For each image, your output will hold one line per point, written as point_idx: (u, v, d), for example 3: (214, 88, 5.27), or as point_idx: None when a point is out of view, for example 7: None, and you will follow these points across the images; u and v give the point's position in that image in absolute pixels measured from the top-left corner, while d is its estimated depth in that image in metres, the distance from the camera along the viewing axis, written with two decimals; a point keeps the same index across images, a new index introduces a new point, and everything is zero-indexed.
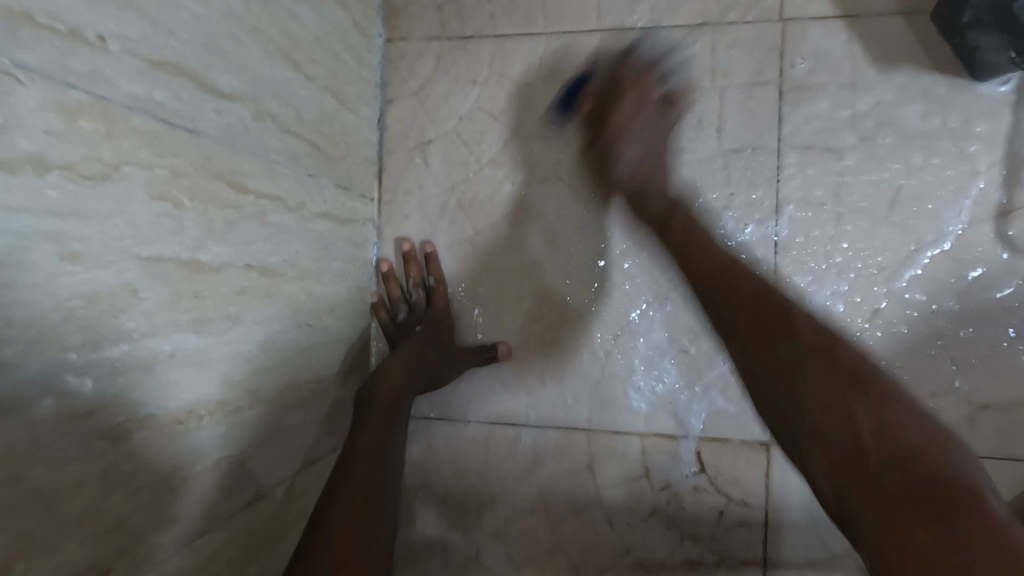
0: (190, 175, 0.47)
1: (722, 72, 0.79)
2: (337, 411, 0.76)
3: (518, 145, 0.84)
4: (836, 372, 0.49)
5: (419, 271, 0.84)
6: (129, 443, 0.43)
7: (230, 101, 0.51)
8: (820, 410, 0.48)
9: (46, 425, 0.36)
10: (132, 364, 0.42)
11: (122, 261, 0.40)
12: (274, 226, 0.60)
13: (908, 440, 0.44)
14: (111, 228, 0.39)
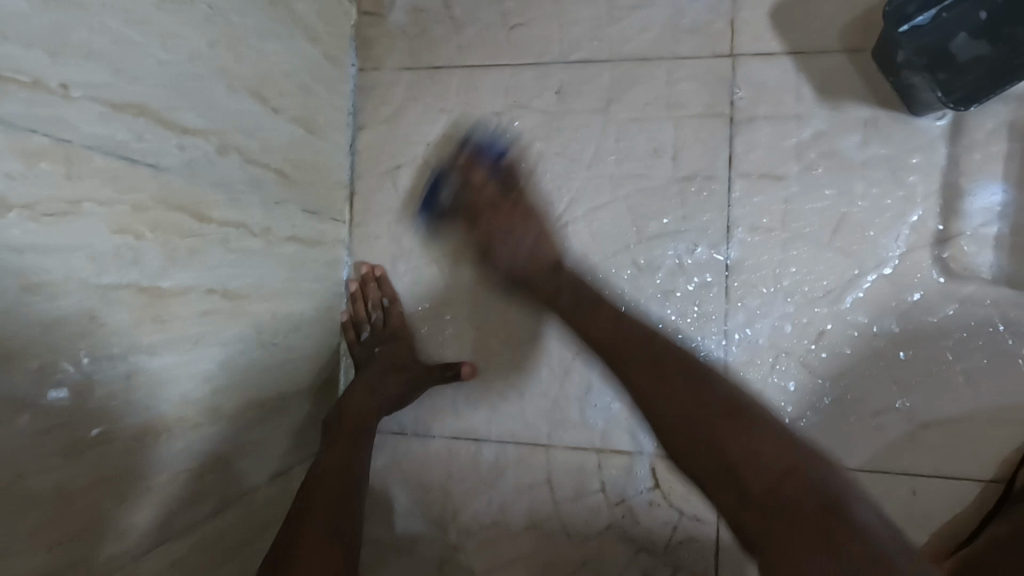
0: (151, 208, 0.50)
1: (676, 104, 0.83)
2: (304, 429, 0.79)
3: (484, 170, 0.87)
4: (719, 405, 0.54)
5: (385, 291, 0.88)
6: (85, 458, 0.46)
7: (194, 137, 0.55)
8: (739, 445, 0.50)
9: (5, 443, 0.39)
10: (90, 384, 0.45)
11: (81, 291, 0.44)
12: (239, 251, 0.63)
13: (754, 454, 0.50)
14: (71, 261, 0.43)
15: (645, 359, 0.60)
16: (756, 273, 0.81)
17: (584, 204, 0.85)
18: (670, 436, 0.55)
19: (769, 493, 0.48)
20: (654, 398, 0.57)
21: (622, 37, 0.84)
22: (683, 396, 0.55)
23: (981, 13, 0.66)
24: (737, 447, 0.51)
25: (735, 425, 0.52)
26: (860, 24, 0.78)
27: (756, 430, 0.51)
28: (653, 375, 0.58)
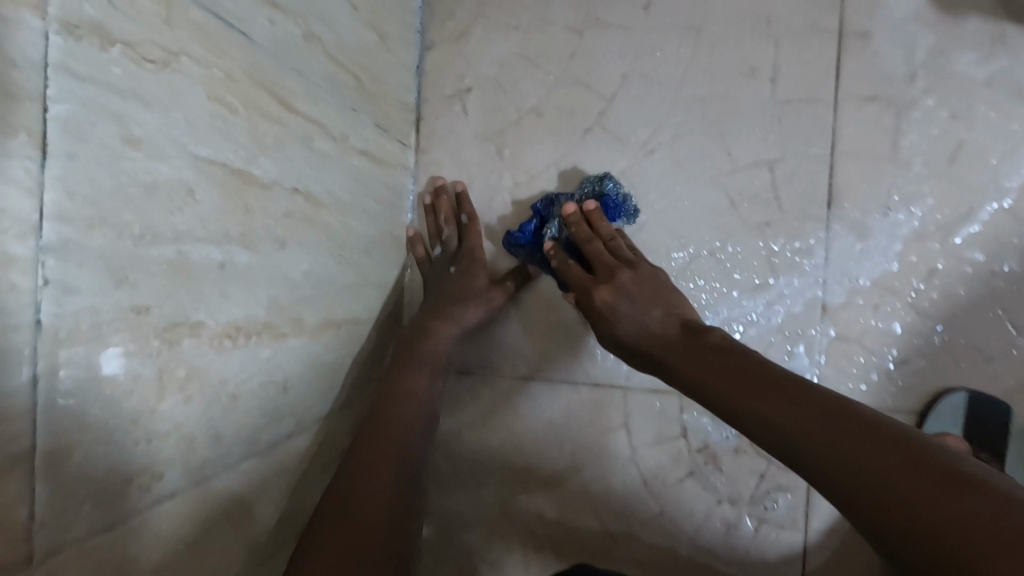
0: (243, 82, 0.45)
1: (777, 19, 0.76)
2: (370, 359, 0.75)
3: (560, 94, 0.81)
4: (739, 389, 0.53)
5: (451, 208, 0.81)
6: (184, 349, 0.40)
7: (281, 12, 0.50)
8: (872, 460, 0.43)
9: (108, 313, 0.34)
10: (188, 264, 0.40)
11: (179, 158, 0.39)
12: (319, 154, 0.58)
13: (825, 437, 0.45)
14: (170, 121, 0.38)
15: (732, 371, 0.54)
16: (860, 205, 0.74)
17: (670, 129, 0.78)
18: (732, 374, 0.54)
19: (898, 475, 0.41)
20: (765, 412, 0.50)
21: None
22: (718, 374, 0.55)
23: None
24: (812, 406, 0.48)
25: (859, 422, 0.45)
26: None
27: (921, 443, 0.43)
28: (736, 375, 0.53)
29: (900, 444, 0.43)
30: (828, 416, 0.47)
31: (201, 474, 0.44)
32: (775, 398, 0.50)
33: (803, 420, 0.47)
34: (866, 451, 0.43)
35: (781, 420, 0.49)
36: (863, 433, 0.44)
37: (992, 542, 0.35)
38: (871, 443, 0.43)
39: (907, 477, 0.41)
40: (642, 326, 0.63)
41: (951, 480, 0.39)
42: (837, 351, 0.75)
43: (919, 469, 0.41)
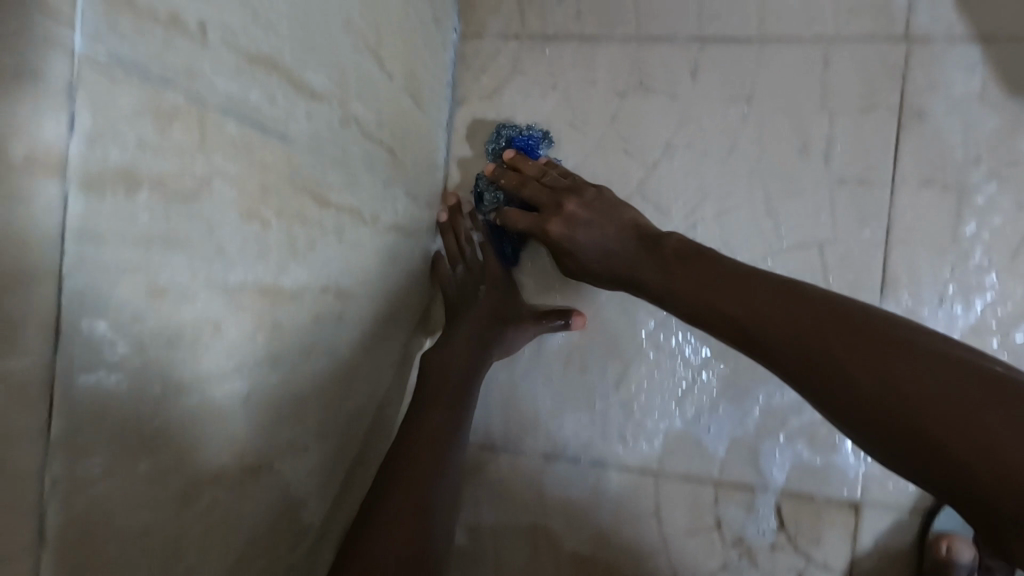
0: (278, 192, 0.41)
1: (834, 93, 0.72)
2: (388, 409, 0.71)
3: (600, 159, 0.77)
4: (779, 321, 0.51)
5: (469, 228, 0.77)
6: (201, 477, 0.39)
7: (321, 102, 0.45)
8: (862, 360, 0.45)
9: (116, 480, 0.33)
10: (206, 404, 0.38)
11: (205, 293, 0.36)
12: (351, 243, 0.54)
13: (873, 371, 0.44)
14: (198, 258, 0.35)
15: (776, 302, 0.52)
16: (917, 295, 0.70)
17: (715, 202, 0.74)
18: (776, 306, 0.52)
19: (891, 373, 0.43)
20: (764, 316, 0.52)
21: (775, 11, 0.73)
22: (746, 301, 0.53)
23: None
24: (846, 342, 0.47)
25: (850, 331, 0.47)
26: None
27: (913, 335, 0.45)
28: (709, 291, 0.56)
29: (891, 347, 0.45)
30: (830, 334, 0.48)
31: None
32: (769, 300, 0.52)
33: (800, 326, 0.49)
34: (861, 354, 0.45)
35: (820, 360, 0.47)
36: (847, 332, 0.47)
37: (999, 450, 0.37)
38: (861, 346, 0.46)
39: (891, 373, 0.43)
40: (602, 247, 0.64)
41: (942, 379, 0.41)
42: None
43: (910, 360, 0.43)
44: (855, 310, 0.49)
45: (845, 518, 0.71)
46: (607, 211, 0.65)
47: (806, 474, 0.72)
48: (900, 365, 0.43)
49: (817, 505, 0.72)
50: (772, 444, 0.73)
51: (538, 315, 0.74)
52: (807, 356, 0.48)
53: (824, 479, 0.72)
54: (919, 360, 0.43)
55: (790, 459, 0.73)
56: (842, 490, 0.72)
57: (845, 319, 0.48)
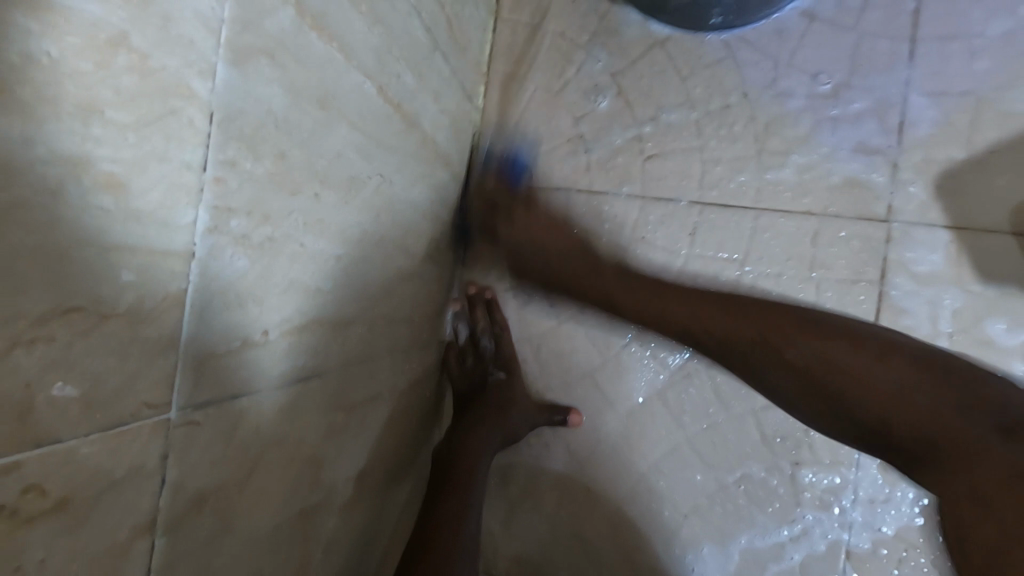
0: (313, 423, 0.46)
1: (822, 264, 0.77)
2: (407, 494, 0.72)
3: (601, 306, 0.82)
4: (783, 322, 0.59)
5: (484, 318, 0.81)
6: (246, 497, 0.38)
7: (351, 325, 0.50)
8: (806, 350, 0.56)
9: None
10: (263, 550, 0.41)
11: (257, 525, 0.39)
12: (372, 426, 0.59)
13: (817, 366, 0.55)
14: (254, 506, 0.39)
15: (741, 318, 0.61)
16: None
17: (709, 357, 0.79)
18: (777, 331, 0.58)
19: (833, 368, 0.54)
20: (761, 339, 0.59)
21: (770, 185, 0.78)
22: (735, 311, 0.62)
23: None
24: (815, 363, 0.55)
25: (837, 332, 0.56)
26: None
27: (853, 362, 0.53)
28: (658, 296, 0.67)
29: (836, 358, 0.54)
30: (755, 318, 0.61)
31: None
32: (714, 311, 0.63)
33: (768, 331, 0.59)
34: (821, 343, 0.56)
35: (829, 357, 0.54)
36: (782, 314, 0.60)
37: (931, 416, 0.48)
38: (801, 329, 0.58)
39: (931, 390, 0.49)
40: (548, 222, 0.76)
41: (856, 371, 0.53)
42: None
43: (860, 355, 0.53)
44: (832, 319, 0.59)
45: None
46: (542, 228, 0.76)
47: None
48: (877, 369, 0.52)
49: None
50: None
51: (540, 407, 0.78)
52: (806, 373, 0.55)
53: None
54: (848, 352, 0.54)
55: None
56: None
57: (859, 351, 0.54)
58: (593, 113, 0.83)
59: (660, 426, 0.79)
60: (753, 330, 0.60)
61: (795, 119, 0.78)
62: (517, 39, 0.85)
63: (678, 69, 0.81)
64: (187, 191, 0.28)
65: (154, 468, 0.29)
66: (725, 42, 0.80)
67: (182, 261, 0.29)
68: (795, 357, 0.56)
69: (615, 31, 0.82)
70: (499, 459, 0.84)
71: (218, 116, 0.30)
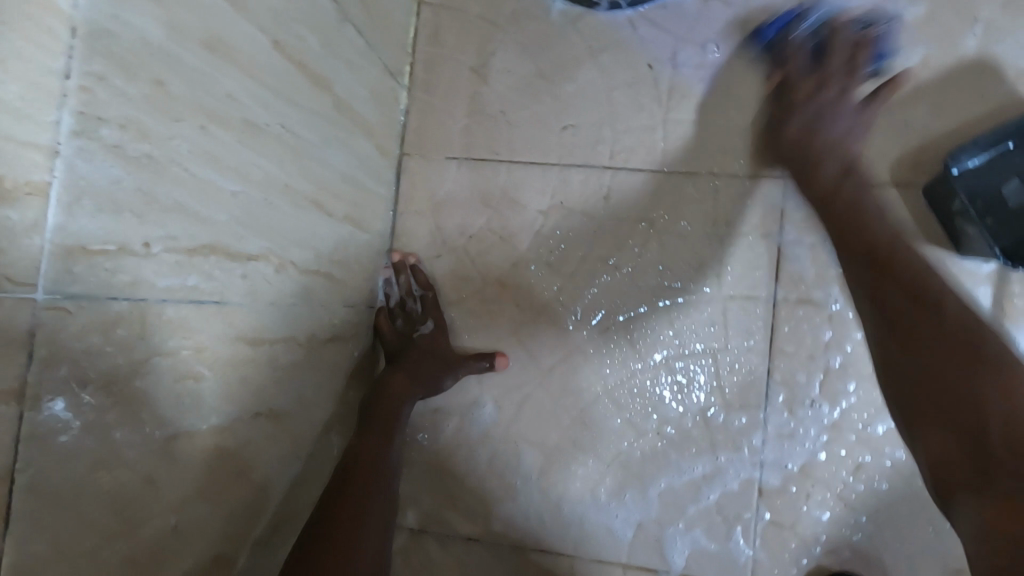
0: (211, 347, 0.49)
1: (725, 220, 0.82)
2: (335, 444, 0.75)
3: (526, 269, 0.86)
4: (970, 348, 0.54)
5: (408, 282, 0.86)
6: (131, 396, 0.41)
7: (255, 262, 0.54)
8: (926, 360, 0.56)
9: (80, 485, 0.37)
10: (157, 453, 0.44)
11: (147, 427, 0.42)
12: (285, 366, 0.61)
13: (1005, 410, 0.50)
14: (141, 407, 0.42)
15: (927, 331, 0.57)
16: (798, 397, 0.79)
17: (625, 311, 0.83)
18: (953, 349, 0.55)
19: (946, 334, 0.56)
20: (929, 361, 0.56)
21: (676, 149, 0.84)
22: (923, 318, 0.58)
23: (1009, 143, 0.74)
24: (911, 371, 0.58)
25: (973, 357, 0.54)
26: (911, 160, 0.78)
27: (930, 328, 0.57)
28: (864, 275, 0.64)
29: (902, 311, 0.59)
30: (916, 336, 0.58)
31: (171, 549, 0.47)
32: (928, 323, 0.57)
33: (920, 383, 0.56)
34: (895, 302, 0.60)
35: (921, 399, 0.56)
36: (969, 352, 0.54)
37: (940, 397, 0.54)
38: (961, 356, 0.54)
39: (996, 464, 0.48)
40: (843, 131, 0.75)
41: (988, 360, 0.53)
42: (772, 536, 0.78)
43: (965, 367, 0.54)
44: (956, 339, 0.56)
45: None
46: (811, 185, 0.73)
47: (703, 560, 0.79)
48: (935, 358, 0.55)
49: None
50: (674, 531, 0.80)
51: (463, 356, 0.82)
52: (955, 336, 0.56)
53: (720, 565, 0.79)
54: (960, 369, 0.54)
55: (688, 546, 0.80)
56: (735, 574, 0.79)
57: (989, 368, 0.53)
58: (512, 87, 0.88)
59: (584, 380, 0.83)
60: (966, 354, 0.54)
61: (695, 88, 0.84)
62: (440, 21, 0.90)
63: (589, 44, 0.86)
64: (48, 92, 0.32)
65: (18, 343, 0.33)
66: (631, 18, 0.85)
67: (47, 155, 0.33)
68: (939, 381, 0.55)
69: (531, 11, 0.87)
70: (429, 419, 0.86)
71: (83, 33, 0.33)
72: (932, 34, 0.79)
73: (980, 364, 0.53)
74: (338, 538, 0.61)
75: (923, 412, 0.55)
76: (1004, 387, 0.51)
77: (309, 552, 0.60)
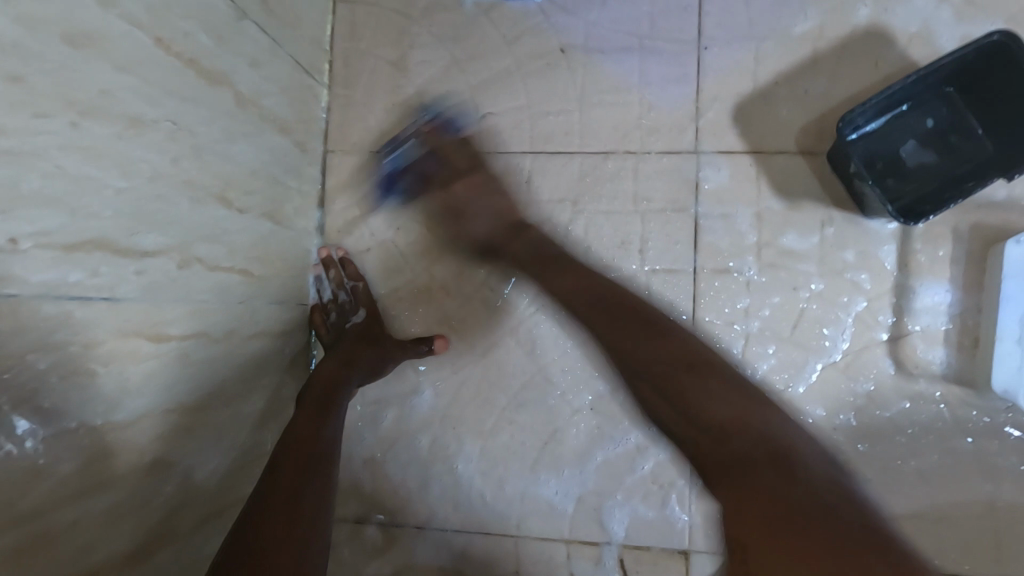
0: (105, 342, 0.49)
1: (644, 197, 0.84)
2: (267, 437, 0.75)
3: (456, 256, 0.87)
4: (734, 438, 0.56)
5: (338, 275, 0.85)
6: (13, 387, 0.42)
7: (153, 257, 0.54)
8: (751, 480, 0.53)
9: None
10: (47, 443, 0.45)
11: (31, 419, 0.43)
12: (199, 362, 0.61)
13: (754, 471, 0.53)
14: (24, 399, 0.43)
15: (689, 421, 0.60)
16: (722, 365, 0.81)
17: (554, 292, 0.85)
18: (708, 409, 0.59)
19: (693, 437, 0.59)
20: (755, 461, 0.54)
21: (593, 131, 0.86)
22: (693, 386, 0.62)
23: (903, 106, 0.78)
24: (706, 420, 0.59)
25: (771, 471, 0.53)
26: (814, 128, 0.81)
27: (728, 424, 0.58)
28: (633, 335, 0.67)
29: (670, 372, 0.63)
30: (690, 384, 0.62)
31: (73, 536, 0.48)
32: (706, 380, 0.62)
33: (758, 469, 0.53)
34: (655, 361, 0.65)
35: (739, 479, 0.53)
36: (764, 446, 0.55)
37: (728, 464, 0.56)
38: (739, 444, 0.56)
39: (836, 544, 0.46)
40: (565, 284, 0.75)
41: (761, 459, 0.54)
42: (707, 500, 0.80)
43: (716, 439, 0.57)
44: (755, 444, 0.55)
45: (677, 565, 0.81)
46: (565, 273, 0.71)
47: (643, 528, 0.81)
48: (737, 441, 0.56)
49: (654, 555, 0.81)
50: (613, 503, 0.82)
51: (402, 341, 0.81)
52: (720, 421, 0.58)
53: (659, 532, 0.81)
54: (759, 452, 0.55)
55: (627, 516, 0.82)
56: (673, 540, 0.81)
57: (755, 441, 0.55)
58: (431, 79, 0.89)
59: (518, 362, 0.84)
60: (758, 461, 0.54)
61: (607, 70, 0.86)
62: (355, 17, 0.90)
63: (503, 32, 0.87)
64: None
65: None
66: (541, 5, 0.87)
67: None
68: (741, 453, 0.55)
69: (444, 4, 0.89)
70: (368, 411, 0.86)
71: None
72: (827, 5, 0.82)
73: (758, 408, 0.59)
74: (270, 506, 0.60)
75: (740, 495, 0.52)
76: (774, 465, 0.53)
77: (246, 530, 0.58)
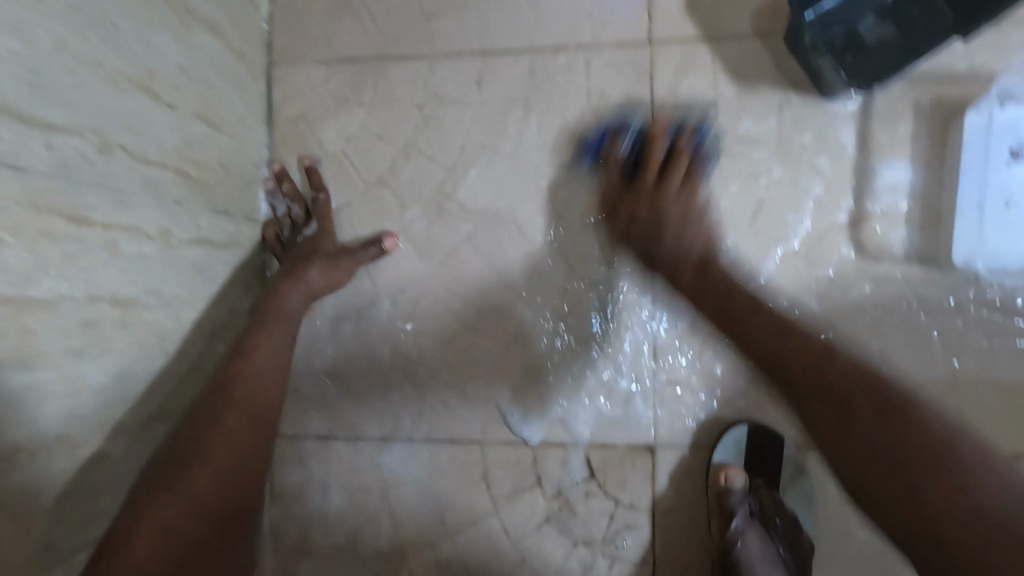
0: (12, 212, 0.47)
1: (597, 91, 0.81)
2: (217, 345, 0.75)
3: (409, 164, 0.85)
4: (903, 423, 0.53)
5: (294, 189, 0.82)
6: None
7: (64, 134, 0.52)
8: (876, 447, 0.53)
9: None
10: None
11: None
12: (131, 256, 0.60)
13: (930, 458, 0.50)
14: None
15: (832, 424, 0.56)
16: None
17: (510, 195, 0.83)
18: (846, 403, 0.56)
19: (911, 441, 0.51)
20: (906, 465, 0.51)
21: (543, 25, 0.83)
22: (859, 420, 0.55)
23: None
24: (918, 443, 0.51)
25: (911, 427, 0.52)
26: (770, 8, 0.78)
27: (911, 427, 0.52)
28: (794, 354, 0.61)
29: (817, 351, 0.60)
30: (852, 410, 0.55)
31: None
32: (869, 408, 0.55)
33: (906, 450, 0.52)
34: (850, 372, 0.57)
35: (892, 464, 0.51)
36: (897, 410, 0.54)
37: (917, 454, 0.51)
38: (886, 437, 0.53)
39: (946, 491, 0.49)
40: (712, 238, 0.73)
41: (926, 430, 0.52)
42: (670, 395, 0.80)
43: (886, 430, 0.53)
44: (911, 405, 0.54)
45: (644, 461, 0.81)
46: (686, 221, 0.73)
47: (607, 426, 0.81)
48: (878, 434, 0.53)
49: (620, 453, 0.81)
50: (578, 404, 0.81)
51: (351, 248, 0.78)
52: (870, 442, 0.53)
53: (625, 430, 0.81)
54: (922, 459, 0.51)
55: (592, 416, 0.81)
56: (638, 436, 0.81)
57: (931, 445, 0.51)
58: None
59: (476, 268, 0.83)
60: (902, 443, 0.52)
61: None
62: None
63: None
64: None
65: None
66: None
67: None
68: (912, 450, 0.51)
69: None
70: (327, 327, 0.85)
71: None
72: None
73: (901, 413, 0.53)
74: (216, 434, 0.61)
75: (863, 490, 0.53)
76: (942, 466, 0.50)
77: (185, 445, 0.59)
